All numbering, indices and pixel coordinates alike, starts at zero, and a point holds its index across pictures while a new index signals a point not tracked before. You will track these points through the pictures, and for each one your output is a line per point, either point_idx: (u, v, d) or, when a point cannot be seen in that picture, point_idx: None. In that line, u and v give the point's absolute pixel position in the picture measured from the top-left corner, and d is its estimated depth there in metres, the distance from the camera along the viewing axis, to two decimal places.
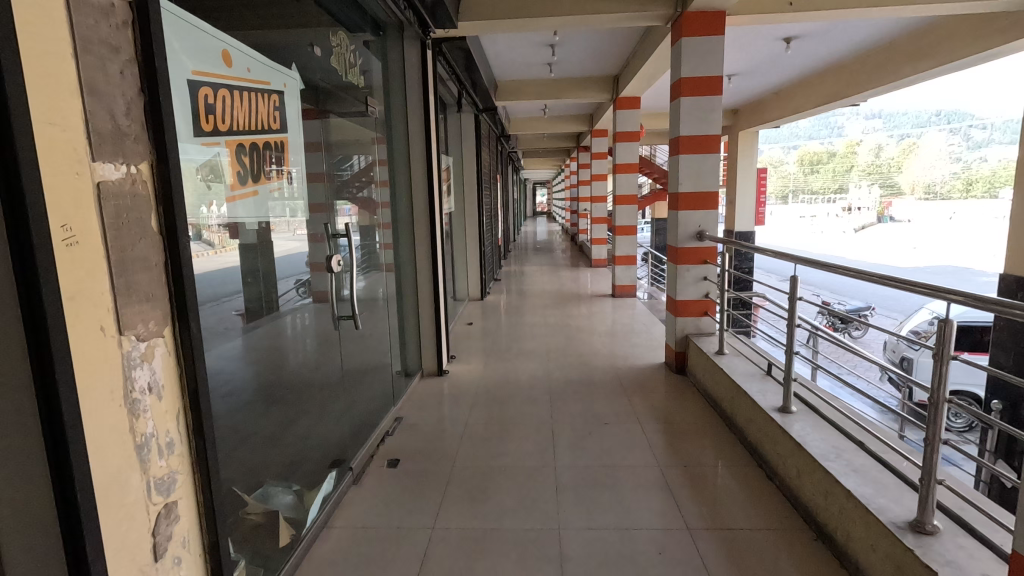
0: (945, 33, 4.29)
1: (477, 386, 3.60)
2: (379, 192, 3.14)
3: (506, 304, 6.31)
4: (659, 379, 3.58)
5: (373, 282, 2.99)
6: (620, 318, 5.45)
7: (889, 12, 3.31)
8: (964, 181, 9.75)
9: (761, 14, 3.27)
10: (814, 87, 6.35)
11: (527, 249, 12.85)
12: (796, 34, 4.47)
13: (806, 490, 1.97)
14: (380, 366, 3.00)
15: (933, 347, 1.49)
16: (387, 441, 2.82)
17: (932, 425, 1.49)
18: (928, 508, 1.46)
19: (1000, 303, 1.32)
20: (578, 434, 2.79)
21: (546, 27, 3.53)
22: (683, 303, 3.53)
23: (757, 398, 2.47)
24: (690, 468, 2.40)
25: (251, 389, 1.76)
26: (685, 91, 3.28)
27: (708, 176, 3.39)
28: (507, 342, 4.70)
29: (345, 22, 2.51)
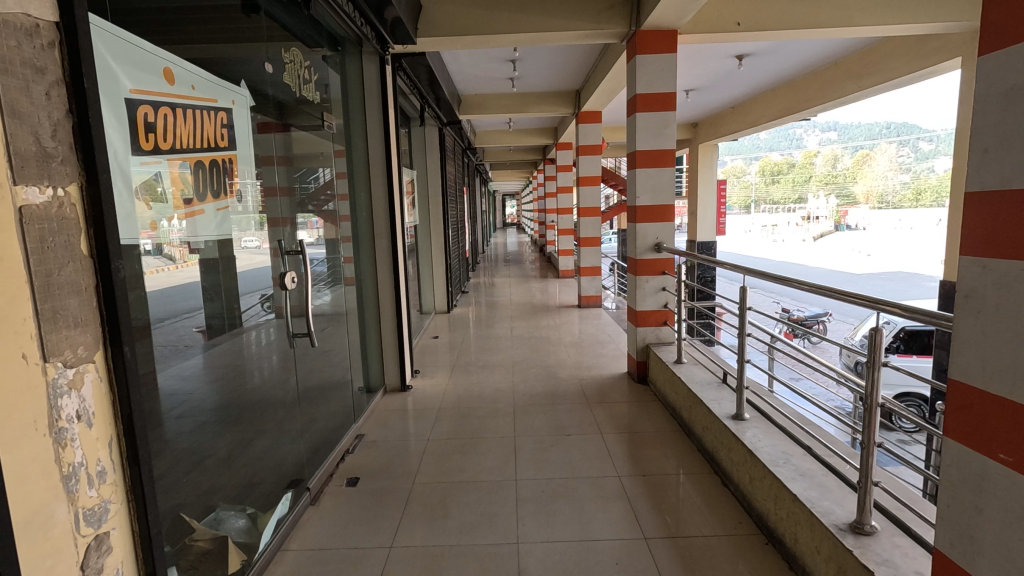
0: (885, 53, 4.51)
1: (441, 401, 3.58)
2: (342, 206, 3.13)
3: (474, 316, 6.29)
4: (622, 389, 3.63)
5: (337, 296, 2.97)
6: (587, 329, 5.49)
7: (833, 33, 3.47)
8: (914, 191, 10.20)
9: (710, 33, 3.38)
10: (768, 101, 6.58)
11: (497, 261, 12.87)
12: (747, 51, 4.64)
13: (757, 496, 2.03)
14: (341, 383, 2.96)
15: (867, 354, 1.56)
16: (347, 459, 2.78)
17: (867, 429, 1.55)
18: (865, 509, 1.52)
19: (922, 312, 1.39)
20: (541, 447, 2.80)
21: (504, 43, 3.59)
22: (643, 313, 3.60)
23: (712, 406, 2.53)
24: (651, 477, 2.44)
25: (206, 410, 1.72)
26: (640, 107, 3.37)
27: (664, 189, 3.48)
28: (474, 355, 4.69)
29: (300, 37, 2.50)
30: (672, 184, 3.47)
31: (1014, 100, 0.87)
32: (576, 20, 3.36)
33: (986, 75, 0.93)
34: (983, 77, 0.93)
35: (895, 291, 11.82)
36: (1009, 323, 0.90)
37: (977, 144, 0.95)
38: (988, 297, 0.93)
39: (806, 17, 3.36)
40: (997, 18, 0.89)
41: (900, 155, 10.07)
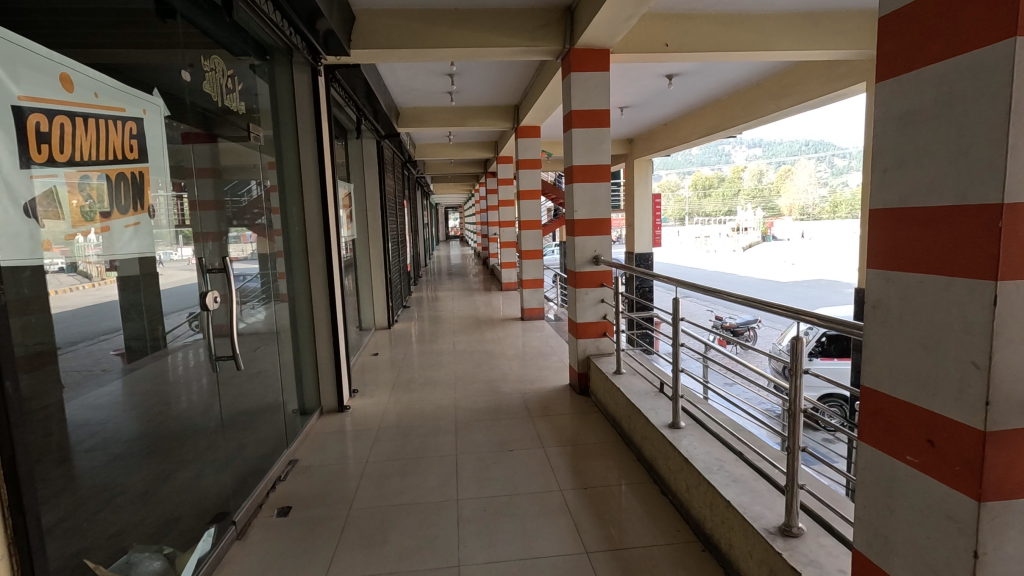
0: (800, 76, 4.83)
1: (381, 420, 3.47)
2: (274, 220, 3.00)
3: (417, 331, 6.17)
4: (564, 401, 3.64)
5: (270, 314, 2.84)
6: (530, 341, 5.50)
7: (753, 56, 3.67)
8: (832, 204, 10.94)
9: (640, 53, 3.50)
10: (698, 118, 6.88)
11: (441, 274, 12.72)
12: (677, 71, 4.84)
13: (694, 503, 2.07)
14: (274, 406, 2.81)
15: (788, 361, 1.62)
16: (278, 487, 2.63)
17: (792, 434, 1.61)
18: (792, 511, 1.57)
19: (835, 321, 1.47)
20: (483, 464, 2.76)
21: (441, 57, 3.57)
22: (583, 325, 3.64)
23: (650, 415, 2.57)
24: (593, 489, 2.45)
25: (113, 439, 1.65)
26: (576, 123, 3.43)
27: (601, 203, 3.56)
28: (416, 371, 4.59)
29: (223, 43, 2.37)
30: (609, 198, 3.55)
31: (910, 123, 0.93)
32: (512, 36, 3.39)
33: (884, 99, 0.99)
34: (881, 101, 0.99)
35: (817, 298, 12.56)
36: (912, 332, 0.95)
37: (878, 164, 1.01)
38: (892, 308, 0.99)
39: (728, 40, 3.55)
40: (894, 48, 0.96)
41: (818, 171, 10.78)
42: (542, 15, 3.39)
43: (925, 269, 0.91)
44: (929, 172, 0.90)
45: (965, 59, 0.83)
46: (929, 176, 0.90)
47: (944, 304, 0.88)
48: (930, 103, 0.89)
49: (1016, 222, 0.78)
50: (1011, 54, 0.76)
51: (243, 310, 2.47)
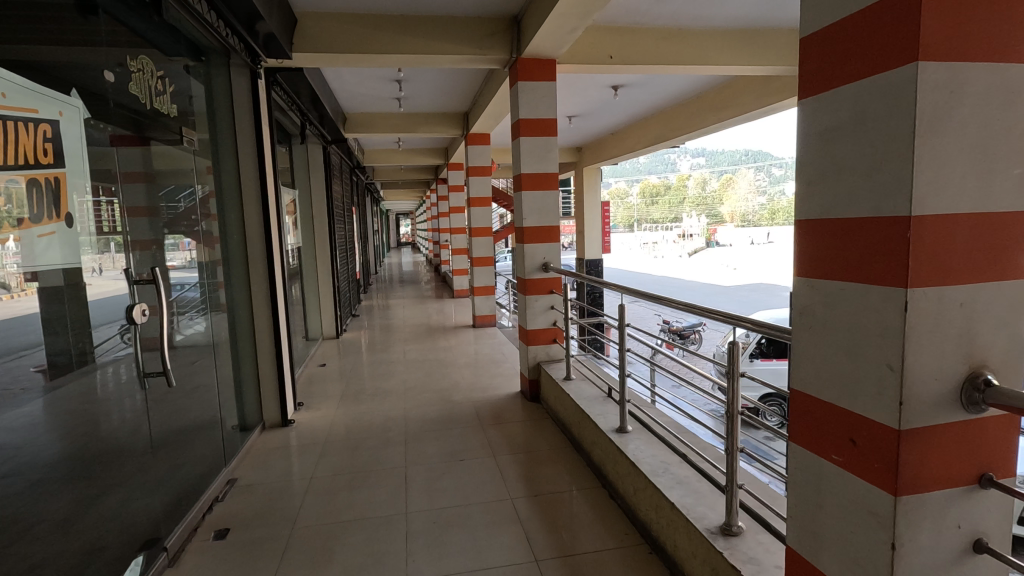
0: (738, 90, 5.05)
1: (328, 434, 3.36)
2: (212, 227, 2.87)
3: (366, 341, 6.04)
4: (515, 408, 3.64)
5: (209, 325, 2.72)
6: (482, 349, 5.48)
7: (693, 69, 3.81)
8: (770, 212, 11.46)
9: (585, 64, 3.57)
10: (643, 128, 7.08)
11: (392, 281, 12.52)
12: (622, 82, 4.96)
13: (641, 506, 2.11)
14: (212, 422, 2.68)
15: (726, 366, 1.68)
16: (216, 508, 2.50)
17: (730, 436, 1.67)
18: (732, 511, 1.62)
19: (767, 326, 1.53)
20: (433, 475, 2.72)
21: (388, 63, 3.53)
22: (533, 332, 3.66)
23: (598, 420, 2.61)
24: (544, 496, 2.45)
25: (47, 464, 1.52)
26: (524, 132, 3.46)
27: (549, 211, 3.60)
28: (366, 382, 4.49)
29: (154, 42, 2.25)
30: (557, 206, 3.60)
31: (829, 138, 0.98)
32: (459, 44, 3.39)
33: (806, 115, 1.04)
34: (803, 117, 1.04)
35: (758, 301, 13.11)
36: (835, 336, 1.00)
37: (801, 177, 1.06)
38: (817, 313, 1.04)
39: (669, 54, 3.67)
40: (813, 68, 1.01)
41: (757, 180, 11.29)
42: (489, 24, 3.40)
43: (845, 276, 0.96)
44: (846, 186, 0.95)
45: (876, 80, 0.88)
46: (846, 189, 0.95)
47: (863, 309, 0.93)
48: (846, 120, 0.95)
49: (922, 232, 0.84)
50: (915, 77, 0.81)
51: (180, 322, 2.36)
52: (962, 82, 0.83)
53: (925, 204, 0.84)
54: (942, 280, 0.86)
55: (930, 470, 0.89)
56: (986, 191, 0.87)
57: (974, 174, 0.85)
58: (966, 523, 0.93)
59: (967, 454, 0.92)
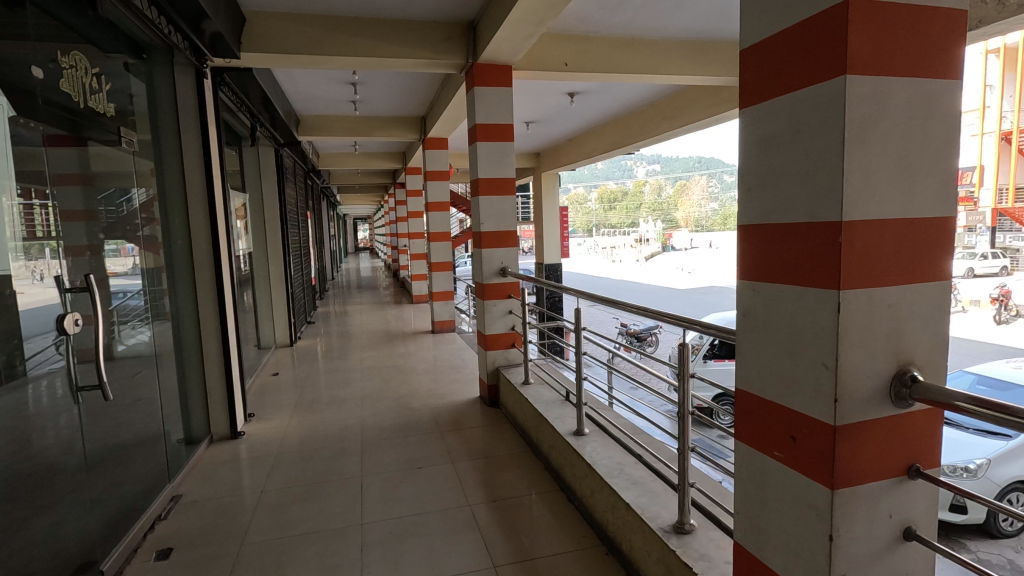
0: (688, 99, 5.21)
1: (280, 445, 3.26)
2: (155, 232, 2.74)
3: (322, 348, 5.90)
4: (474, 414, 3.62)
5: (152, 334, 2.60)
6: (441, 354, 5.44)
7: (645, 78, 3.91)
8: (721, 217, 11.86)
9: (541, 70, 3.60)
10: (599, 135, 7.21)
11: (350, 287, 12.28)
12: (577, 90, 5.04)
13: (597, 508, 2.13)
14: (155, 437, 2.55)
15: (676, 367, 1.72)
16: (158, 527, 2.38)
17: (682, 436, 1.70)
18: (685, 509, 1.66)
19: (714, 327, 1.57)
20: (390, 484, 2.67)
21: (341, 65, 3.47)
22: (491, 337, 3.66)
23: (556, 424, 2.62)
24: (502, 501, 2.45)
25: None
26: (480, 137, 3.45)
27: (507, 217, 3.61)
28: (321, 390, 4.37)
29: (89, 38, 2.14)
30: (514, 211, 3.61)
31: (768, 147, 1.02)
32: (414, 48, 3.37)
33: (746, 124, 1.08)
34: (744, 126, 1.08)
35: (711, 304, 13.51)
36: (776, 337, 1.03)
37: (742, 183, 1.10)
38: (759, 315, 1.07)
39: (623, 63, 3.75)
40: (753, 79, 1.04)
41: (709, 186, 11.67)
42: (445, 29, 3.39)
43: (784, 280, 1.00)
44: (783, 193, 0.99)
45: (810, 92, 0.92)
46: (784, 196, 0.99)
47: (800, 312, 0.97)
48: (782, 130, 0.98)
49: (852, 238, 0.88)
50: (843, 90, 0.86)
51: (121, 331, 2.24)
52: (886, 96, 0.88)
53: (854, 211, 0.88)
54: (872, 282, 0.90)
55: (863, 463, 0.94)
56: (910, 198, 0.92)
57: (897, 183, 0.91)
58: (897, 513, 0.98)
59: (898, 448, 0.97)
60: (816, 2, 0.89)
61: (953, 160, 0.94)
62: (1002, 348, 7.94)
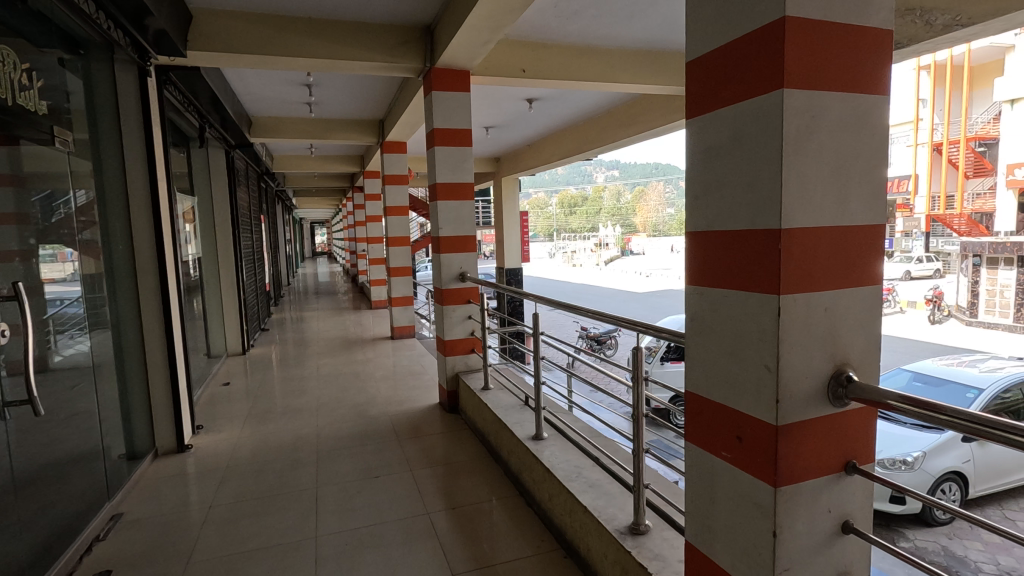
0: (643, 107, 5.33)
1: (231, 457, 3.14)
2: (95, 236, 2.61)
3: (277, 356, 5.72)
4: (433, 420, 3.59)
5: (92, 344, 2.47)
6: (401, 361, 5.35)
7: (601, 86, 3.98)
8: None
9: (498, 76, 3.62)
10: (558, 141, 7.28)
11: (307, 293, 11.97)
12: (536, 96, 5.08)
13: (556, 512, 2.14)
14: (94, 453, 2.42)
15: (631, 370, 1.74)
16: (96, 549, 2.25)
17: (636, 438, 1.73)
18: (640, 510, 1.69)
19: (664, 331, 1.59)
20: (346, 494, 2.61)
21: (295, 66, 3.39)
22: (451, 342, 3.63)
23: (515, 429, 2.62)
24: (461, 508, 2.43)
25: None
26: (439, 141, 3.44)
27: (465, 222, 3.61)
28: (275, 400, 4.24)
29: (20, 32, 2.02)
30: (472, 216, 3.61)
31: (712, 156, 1.06)
32: (370, 51, 3.33)
33: (692, 133, 1.11)
34: (690, 135, 1.11)
35: (668, 307, 13.81)
36: (721, 340, 1.06)
37: (689, 191, 1.13)
38: (706, 319, 1.10)
39: (579, 70, 3.81)
40: (699, 89, 1.08)
41: None
42: (402, 32, 3.36)
43: (729, 285, 1.03)
44: (727, 202, 1.02)
45: (751, 104, 0.96)
46: (728, 204, 1.02)
47: (744, 315, 1.00)
48: (725, 139, 1.02)
49: (790, 245, 0.92)
50: (780, 103, 0.89)
51: (57, 341, 2.12)
52: (819, 110, 0.92)
53: (791, 219, 0.92)
54: (809, 287, 0.95)
55: (802, 461, 0.98)
56: (843, 207, 0.97)
57: (832, 192, 0.95)
58: (836, 509, 1.02)
59: (836, 445, 1.01)
60: (755, 17, 0.93)
61: (881, 170, 1.00)
62: (936, 346, 8.42)
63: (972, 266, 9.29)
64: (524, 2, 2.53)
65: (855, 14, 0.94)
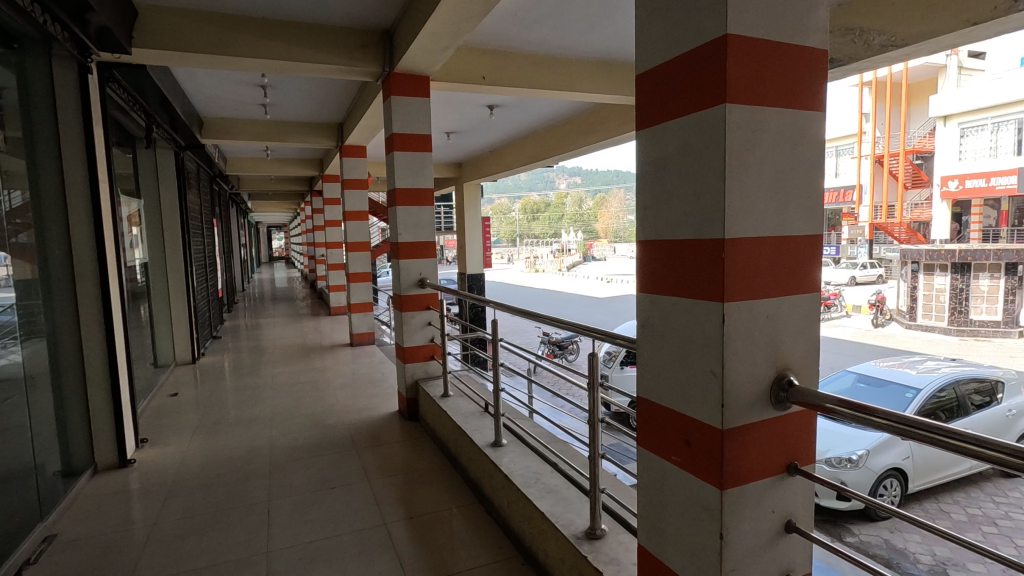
0: (602, 116, 5.43)
1: (178, 471, 3.01)
2: (30, 240, 2.46)
3: (229, 364, 5.52)
4: (392, 428, 3.53)
5: (27, 354, 2.33)
6: (360, 368, 5.25)
7: (560, 95, 4.03)
8: None
9: (458, 82, 3.62)
10: (519, 147, 7.31)
11: (263, 298, 11.62)
12: (497, 103, 5.10)
13: (514, 518, 2.14)
14: (26, 470, 2.27)
15: (587, 376, 1.76)
16: (26, 572, 2.11)
17: (592, 443, 1.74)
18: (596, 515, 1.70)
19: (616, 336, 1.61)
20: (300, 507, 2.54)
21: (248, 67, 3.30)
22: (410, 349, 3.59)
23: (474, 436, 2.61)
24: (420, 518, 2.39)
25: None
26: (398, 146, 3.40)
27: (425, 228, 3.58)
28: (227, 410, 4.08)
29: None
30: (432, 222, 3.59)
31: (660, 167, 1.08)
32: (327, 54, 3.28)
33: (641, 143, 1.13)
34: (639, 145, 1.13)
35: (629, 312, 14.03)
36: (670, 347, 1.09)
37: (639, 201, 1.15)
38: (656, 325, 1.12)
39: (538, 79, 3.85)
40: (647, 101, 1.10)
41: None
42: (360, 36, 3.32)
43: (677, 292, 1.06)
44: (675, 212, 1.05)
45: (696, 117, 0.99)
46: (675, 214, 1.05)
47: (691, 322, 1.03)
48: (673, 151, 1.04)
49: (734, 254, 0.95)
50: (723, 117, 0.93)
51: None
52: (759, 125, 0.96)
53: (734, 229, 0.95)
54: (752, 294, 0.98)
55: (747, 463, 1.01)
56: (783, 217, 1.01)
57: (772, 204, 0.99)
58: (779, 509, 1.06)
59: (778, 448, 1.05)
60: (699, 35, 0.96)
61: (818, 183, 1.04)
62: (878, 347, 8.86)
63: (911, 273, 9.80)
64: (484, 9, 2.55)
65: (793, 34, 0.99)
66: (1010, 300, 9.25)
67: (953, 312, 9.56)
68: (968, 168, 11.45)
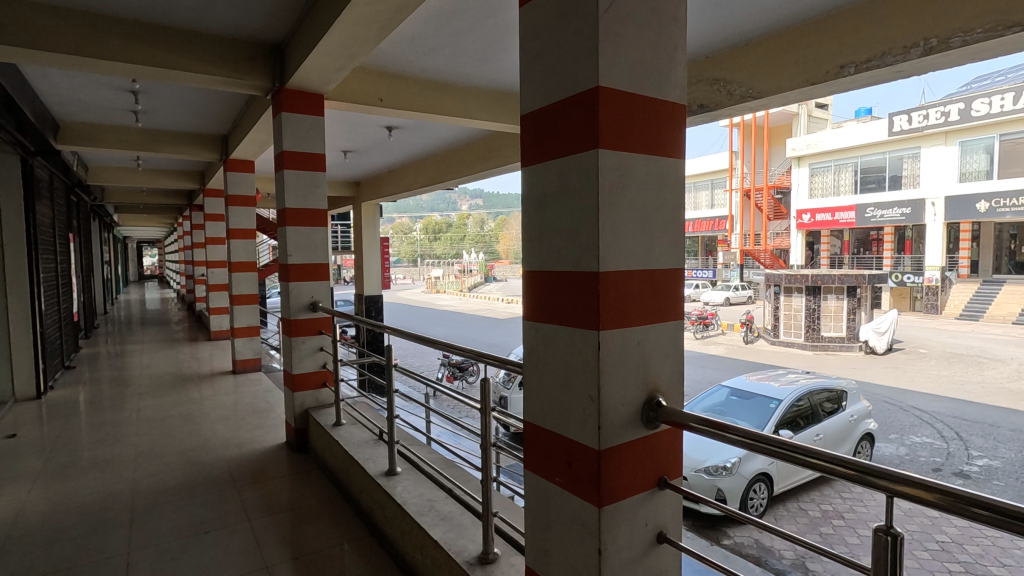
0: (500, 143, 5.58)
1: (10, 527, 2.58)
2: None
3: (84, 398, 4.87)
4: (277, 462, 3.30)
5: None
6: (243, 398, 4.87)
7: (458, 121, 4.10)
8: None
9: (354, 103, 3.57)
10: (419, 168, 7.28)
11: (130, 322, 10.40)
12: (395, 124, 5.07)
13: (408, 549, 2.10)
14: None
15: (479, 400, 1.78)
16: None
17: (486, 467, 1.75)
18: (488, 538, 1.72)
19: (505, 362, 1.65)
20: (167, 557, 2.29)
21: (116, 71, 3.02)
22: (299, 377, 3.41)
23: (367, 465, 2.53)
24: (306, 557, 2.26)
25: None
26: (288, 164, 3.27)
27: (317, 249, 3.45)
28: (79, 452, 3.59)
29: None
30: (325, 243, 3.47)
31: (542, 203, 1.14)
32: (210, 64, 3.09)
33: (526, 178, 1.18)
34: (524, 180, 1.19)
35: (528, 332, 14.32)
36: (553, 373, 1.14)
37: (524, 233, 1.20)
38: (541, 352, 1.17)
39: (436, 104, 3.90)
40: (530, 138, 1.17)
41: None
42: (248, 48, 3.18)
43: (559, 322, 1.12)
44: (556, 246, 1.11)
45: (573, 159, 1.06)
46: (557, 248, 1.11)
47: (570, 349, 1.09)
48: (553, 189, 1.11)
49: (607, 286, 1.04)
50: (596, 161, 1.01)
51: None
52: (627, 168, 1.06)
53: (607, 264, 1.03)
54: (623, 323, 1.07)
55: (621, 480, 1.08)
56: (651, 253, 1.11)
57: (640, 241, 1.09)
58: (652, 521, 1.14)
59: (648, 464, 1.13)
60: (575, 84, 1.05)
61: (680, 223, 1.16)
62: (749, 362, 9.77)
63: (774, 295, 11.00)
64: (379, 34, 2.56)
65: (656, 89, 1.11)
66: (853, 318, 10.13)
67: (808, 329, 10.54)
68: (817, 203, 13.64)
